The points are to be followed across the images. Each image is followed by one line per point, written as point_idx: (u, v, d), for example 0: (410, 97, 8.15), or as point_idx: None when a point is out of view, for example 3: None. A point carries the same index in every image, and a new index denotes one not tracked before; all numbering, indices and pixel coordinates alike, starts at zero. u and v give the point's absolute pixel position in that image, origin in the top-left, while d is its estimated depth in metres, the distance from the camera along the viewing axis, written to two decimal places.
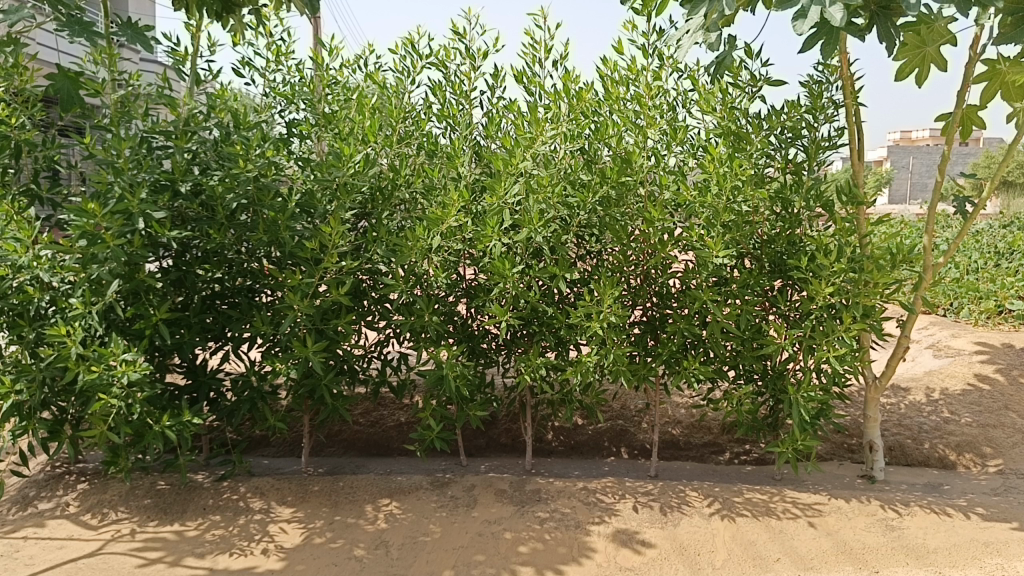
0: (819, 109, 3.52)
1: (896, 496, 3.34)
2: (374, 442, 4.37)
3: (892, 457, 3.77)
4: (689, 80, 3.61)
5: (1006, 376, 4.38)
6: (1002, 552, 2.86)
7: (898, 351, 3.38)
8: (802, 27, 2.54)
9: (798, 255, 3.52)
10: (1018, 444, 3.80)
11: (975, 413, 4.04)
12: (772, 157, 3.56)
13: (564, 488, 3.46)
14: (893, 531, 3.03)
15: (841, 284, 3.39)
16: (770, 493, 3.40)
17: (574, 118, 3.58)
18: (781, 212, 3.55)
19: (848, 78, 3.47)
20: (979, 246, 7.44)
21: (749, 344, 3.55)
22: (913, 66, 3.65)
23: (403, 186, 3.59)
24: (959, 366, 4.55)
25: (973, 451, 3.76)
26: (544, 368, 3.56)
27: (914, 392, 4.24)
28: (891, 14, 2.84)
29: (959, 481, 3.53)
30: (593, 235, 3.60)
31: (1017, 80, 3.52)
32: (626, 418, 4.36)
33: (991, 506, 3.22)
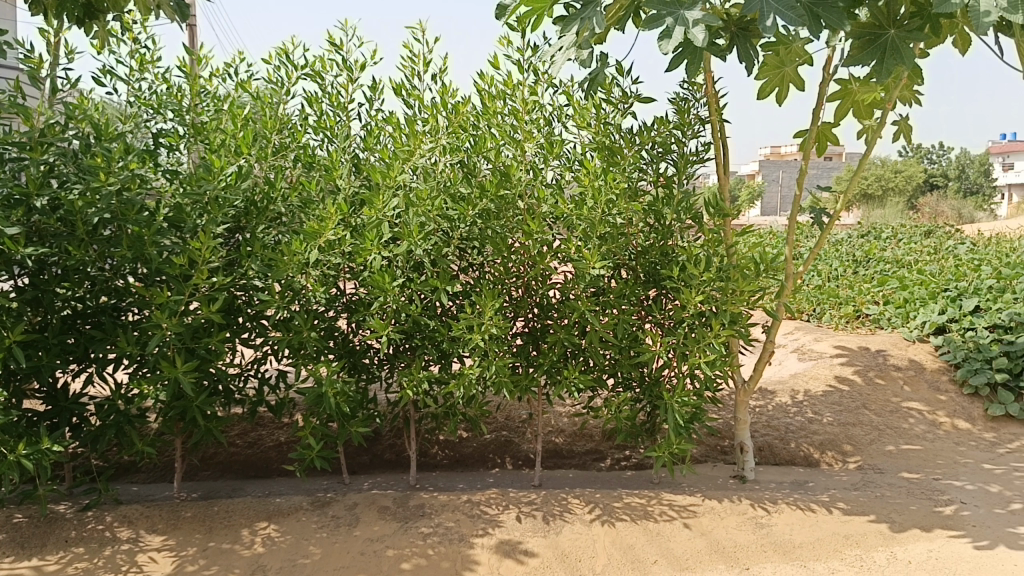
0: (687, 125, 3.66)
1: (765, 495, 3.50)
2: (252, 463, 4.23)
3: (762, 457, 3.93)
4: (564, 95, 3.68)
5: (864, 378, 4.52)
6: (861, 544, 3.01)
7: (764, 356, 3.55)
8: (667, 47, 2.65)
9: (671, 265, 3.63)
10: (875, 440, 3.99)
11: (836, 413, 4.22)
12: (645, 171, 3.67)
13: (448, 502, 3.44)
14: (762, 528, 3.17)
15: (710, 292, 3.52)
16: (648, 497, 3.49)
17: (453, 132, 3.61)
18: (654, 224, 3.67)
19: (713, 96, 3.62)
20: (839, 255, 7.83)
21: (625, 352, 3.65)
22: (774, 86, 3.86)
23: (279, 199, 3.50)
24: (821, 369, 4.68)
25: (834, 449, 3.93)
26: (425, 382, 3.54)
27: (780, 394, 4.42)
28: (750, 35, 2.99)
29: (822, 478, 3.69)
30: (474, 248, 3.62)
31: (866, 99, 3.74)
32: (509, 429, 4.39)
33: (851, 500, 3.37)
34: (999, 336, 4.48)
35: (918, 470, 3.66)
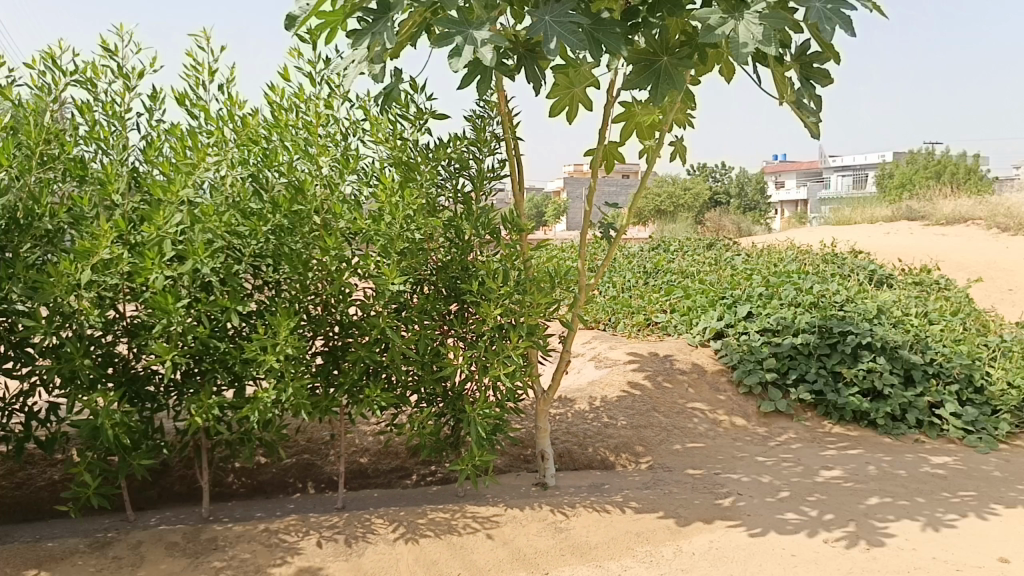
0: (483, 142, 3.74)
1: (564, 500, 3.61)
2: (22, 505, 3.84)
3: (562, 463, 4.07)
4: (360, 110, 3.63)
5: (653, 382, 4.77)
6: (650, 540, 3.18)
7: (561, 365, 3.67)
8: (457, 65, 2.69)
9: (470, 280, 3.67)
10: (664, 440, 4.23)
11: (629, 416, 4.43)
12: (442, 187, 3.70)
13: (244, 532, 3.27)
14: (560, 532, 3.27)
15: (508, 305, 3.60)
16: (451, 511, 3.50)
17: (242, 145, 3.47)
18: (454, 239, 3.71)
19: (506, 114, 3.71)
20: (631, 267, 8.28)
21: (428, 368, 3.64)
22: (564, 106, 4.03)
23: (46, 216, 3.21)
24: (615, 376, 4.87)
25: (628, 451, 4.13)
26: (217, 408, 3.35)
27: (579, 401, 4.58)
28: (536, 57, 3.10)
29: (617, 479, 3.87)
30: (268, 265, 3.44)
31: (647, 121, 3.98)
32: (312, 450, 4.25)
33: (642, 499, 3.54)
34: (768, 338, 4.87)
35: (701, 466, 3.91)
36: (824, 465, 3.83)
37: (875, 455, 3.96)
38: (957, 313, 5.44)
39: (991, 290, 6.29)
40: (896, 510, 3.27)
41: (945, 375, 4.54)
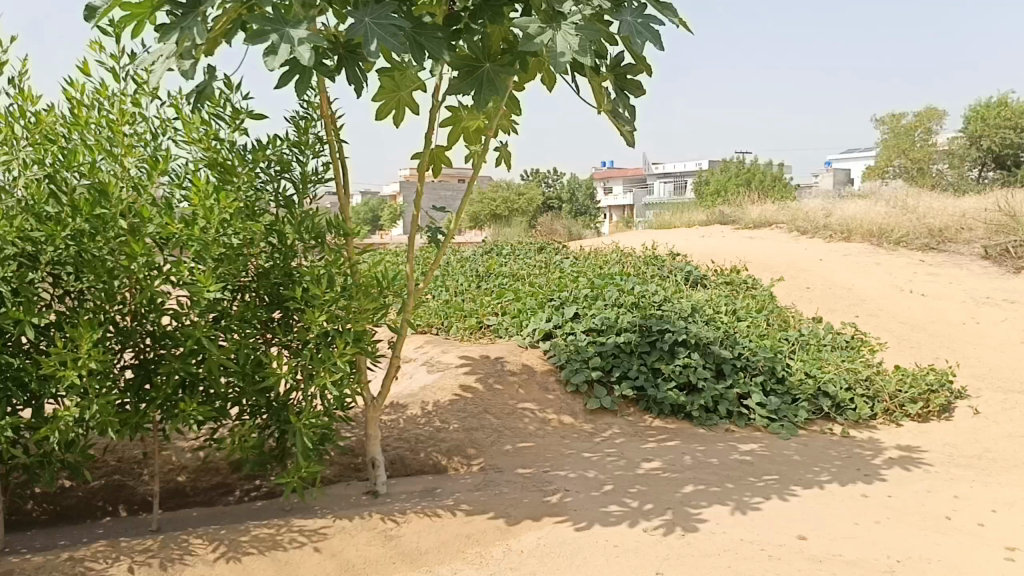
0: (306, 145, 3.63)
1: (394, 507, 3.58)
2: None
3: (394, 469, 4.03)
4: (171, 108, 3.43)
5: (485, 385, 4.81)
6: (480, 541, 3.20)
7: (391, 371, 3.62)
8: (273, 63, 2.58)
9: (293, 286, 3.55)
10: (495, 441, 4.28)
11: (461, 419, 4.44)
12: (262, 190, 3.57)
13: (44, 564, 3.00)
14: (391, 540, 3.23)
15: (334, 312, 3.50)
16: (277, 526, 3.38)
17: (36, 144, 3.20)
18: (277, 244, 3.58)
19: (329, 116, 3.63)
20: (463, 271, 8.34)
21: (249, 378, 3.49)
22: (390, 109, 3.98)
23: None
24: (447, 380, 4.87)
25: (460, 454, 4.14)
26: (10, 430, 3.04)
27: (411, 407, 4.55)
28: (357, 58, 3.05)
29: (449, 483, 3.87)
30: (69, 273, 3.21)
31: (472, 126, 4.01)
32: (124, 471, 4.00)
33: (473, 502, 3.56)
34: (594, 338, 5.07)
35: (530, 465, 3.99)
36: (645, 457, 4.02)
37: (691, 445, 4.19)
38: (762, 310, 5.87)
39: (792, 288, 6.84)
40: (708, 497, 3.48)
41: (751, 368, 4.88)
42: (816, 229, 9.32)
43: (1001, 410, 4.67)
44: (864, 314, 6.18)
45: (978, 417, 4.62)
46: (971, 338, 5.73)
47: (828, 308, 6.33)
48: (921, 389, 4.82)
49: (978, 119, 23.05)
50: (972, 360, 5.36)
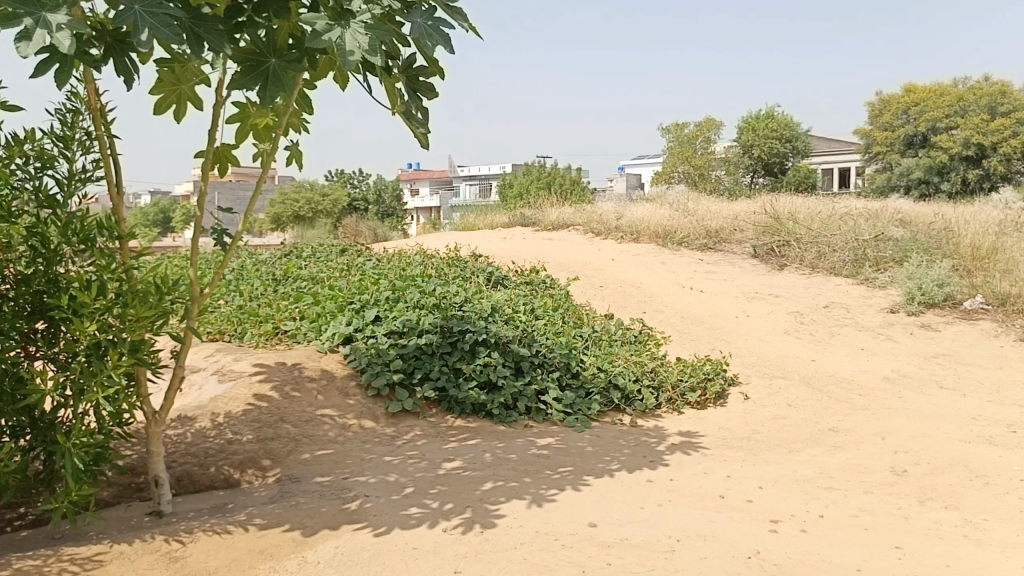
0: (71, 140, 3.33)
1: (181, 527, 3.36)
2: None
3: (181, 487, 3.79)
4: None
5: (281, 392, 4.64)
6: (274, 555, 3.07)
7: (174, 383, 3.39)
8: (27, 50, 2.35)
9: (58, 294, 3.24)
10: (292, 451, 4.13)
11: (255, 429, 4.24)
12: (19, 189, 3.24)
13: None
14: (176, 562, 3.02)
15: (106, 321, 3.21)
16: (43, 557, 3.06)
17: None
18: (38, 248, 3.26)
19: (97, 109, 3.34)
20: (259, 274, 8.00)
21: (8, 397, 3.16)
22: (171, 103, 3.73)
23: None
24: (240, 388, 4.64)
25: (254, 467, 3.96)
26: None
27: (200, 419, 4.29)
28: (128, 48, 2.83)
29: (242, 497, 3.69)
30: None
31: (261, 123, 3.85)
32: None
33: (267, 515, 3.42)
34: (395, 340, 5.03)
35: (329, 473, 3.89)
36: (445, 458, 4.04)
37: (490, 443, 4.27)
38: (558, 309, 6.10)
39: (586, 287, 7.15)
40: (506, 492, 3.55)
41: (548, 364, 5.05)
42: (609, 230, 9.82)
43: (767, 394, 5.14)
44: (651, 310, 6.59)
45: (748, 402, 5.05)
46: (742, 330, 6.27)
47: (619, 305, 6.69)
48: (699, 378, 5.21)
49: (750, 130, 25.29)
50: (743, 350, 5.86)
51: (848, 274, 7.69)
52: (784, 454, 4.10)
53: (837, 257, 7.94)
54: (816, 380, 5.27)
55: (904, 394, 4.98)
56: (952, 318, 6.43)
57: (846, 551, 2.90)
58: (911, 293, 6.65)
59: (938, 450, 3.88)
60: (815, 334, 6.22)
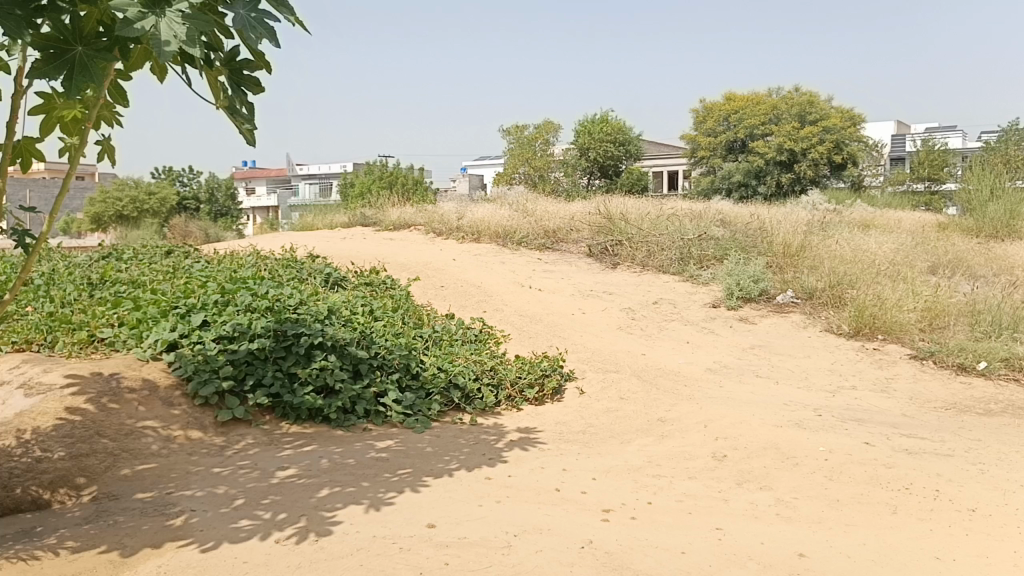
0: None
1: None
2: None
3: None
4: None
5: (97, 404, 4.31)
6: None
7: None
8: None
9: None
10: (110, 467, 3.85)
11: (67, 446, 3.92)
12: None
13: None
14: None
15: None
16: None
17: None
18: None
19: None
20: (72, 279, 7.42)
21: None
22: None
23: None
24: (49, 402, 4.27)
25: (66, 486, 3.66)
26: None
27: (2, 437, 3.92)
28: None
29: (52, 519, 3.40)
30: None
31: (69, 115, 3.56)
32: None
33: (81, 537, 3.17)
34: (224, 346, 4.79)
35: (152, 488, 3.65)
36: (279, 466, 3.90)
37: (327, 448, 4.17)
38: (397, 309, 6.04)
39: (426, 288, 7.12)
40: (343, 498, 3.48)
41: (387, 366, 4.99)
42: (449, 230, 9.84)
43: (600, 388, 5.32)
44: (490, 309, 6.66)
45: (583, 396, 5.21)
46: (578, 326, 6.46)
47: (459, 305, 6.71)
48: (537, 375, 5.32)
49: (586, 133, 26.10)
50: (578, 345, 6.03)
51: (675, 271, 8.10)
52: (616, 446, 4.26)
53: (665, 256, 8.35)
54: (646, 373, 5.51)
55: (725, 383, 5.31)
56: (766, 311, 6.91)
57: (672, 535, 3.05)
58: (731, 289, 7.09)
59: (753, 434, 4.16)
60: (646, 329, 6.51)
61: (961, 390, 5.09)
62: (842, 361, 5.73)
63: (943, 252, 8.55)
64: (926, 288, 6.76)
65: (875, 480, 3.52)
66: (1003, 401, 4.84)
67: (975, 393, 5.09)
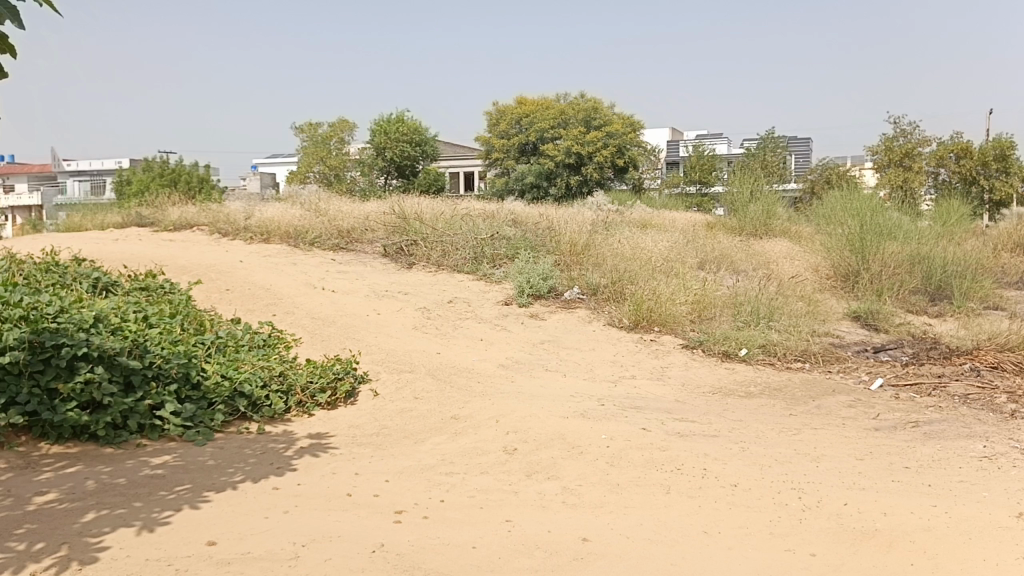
0: None
1: None
2: None
3: None
4: None
5: None
6: None
7: None
8: None
9: None
10: None
11: None
12: None
13: None
14: None
15: None
16: None
17: None
18: None
19: None
20: None
21: None
22: None
23: None
24: None
25: None
26: None
27: None
28: None
29: None
30: None
31: None
32: None
33: None
34: None
35: None
36: (36, 491, 3.51)
37: (94, 468, 3.81)
38: (176, 315, 5.64)
39: (210, 291, 6.77)
40: (112, 521, 3.18)
41: (164, 376, 4.63)
42: (236, 231, 9.38)
43: (394, 389, 5.27)
44: (280, 312, 6.41)
45: (377, 398, 5.15)
46: (372, 327, 6.38)
47: (246, 308, 6.42)
48: (329, 378, 5.18)
49: (382, 132, 25.86)
50: (371, 346, 5.95)
51: (469, 270, 8.22)
52: (409, 446, 4.24)
53: (459, 256, 8.46)
54: (440, 371, 5.55)
55: (516, 379, 5.45)
56: (555, 307, 7.18)
57: (464, 531, 3.08)
58: (522, 287, 7.30)
59: (542, 426, 4.30)
60: (440, 328, 6.55)
61: (726, 375, 5.56)
62: (623, 353, 6.07)
63: (710, 249, 9.31)
64: (696, 282, 7.34)
65: (651, 463, 3.75)
66: (761, 384, 5.34)
67: (738, 376, 5.58)
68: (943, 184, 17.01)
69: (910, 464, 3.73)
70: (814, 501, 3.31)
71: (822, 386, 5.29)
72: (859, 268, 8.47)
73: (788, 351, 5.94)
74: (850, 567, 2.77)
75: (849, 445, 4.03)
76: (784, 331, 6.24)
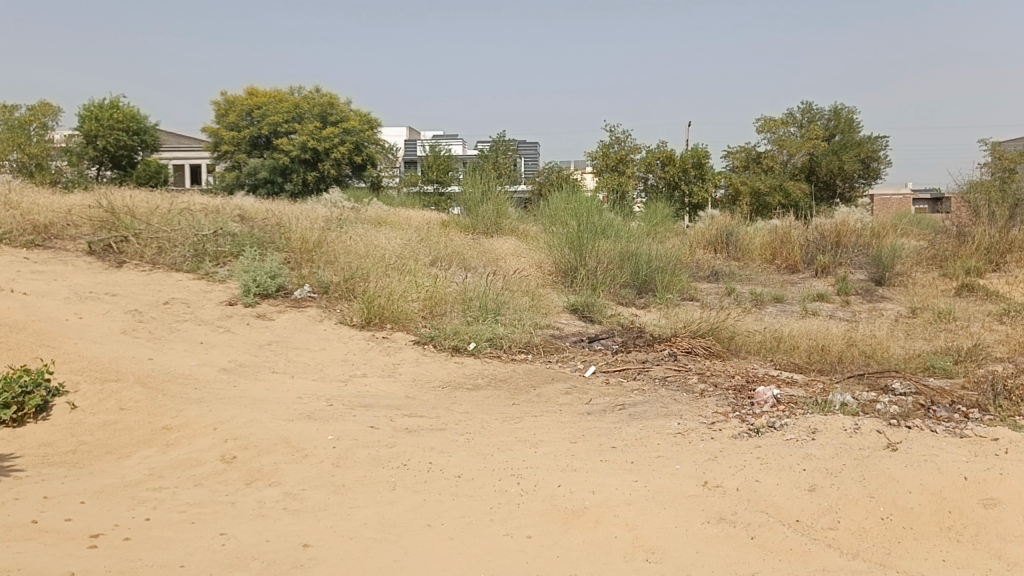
0: None
1: None
2: None
3: None
4: None
5: None
6: None
7: None
8: None
9: None
10: None
11: None
12: None
13: None
14: None
15: None
16: None
17: None
18: None
19: None
20: None
21: None
22: None
23: None
24: None
25: None
26: None
27: None
28: None
29: None
30: None
31: None
32: None
33: None
34: None
35: None
36: None
37: None
38: None
39: None
40: None
41: None
42: None
43: (96, 400, 4.76)
44: None
45: (76, 412, 4.63)
46: (72, 333, 5.73)
47: None
48: (14, 392, 4.51)
49: (93, 118, 23.47)
50: (70, 353, 5.32)
51: (188, 268, 7.67)
52: (112, 463, 3.85)
53: (178, 253, 7.86)
54: (152, 378, 5.11)
55: (238, 382, 5.17)
56: (284, 306, 6.91)
57: (172, 549, 2.84)
58: (247, 286, 6.94)
59: (263, 430, 4.10)
60: (154, 331, 6.04)
61: (455, 368, 5.68)
62: (355, 351, 5.99)
63: (442, 247, 9.50)
64: (427, 279, 7.42)
65: (377, 462, 3.71)
66: (487, 376, 5.51)
67: (465, 369, 5.72)
68: (651, 188, 18.71)
69: (615, 444, 4.03)
70: (531, 485, 3.45)
71: (542, 375, 5.57)
72: (577, 264, 9.07)
73: (513, 344, 6.20)
74: (562, 545, 2.93)
75: (564, 430, 4.27)
76: (510, 324, 6.51)
